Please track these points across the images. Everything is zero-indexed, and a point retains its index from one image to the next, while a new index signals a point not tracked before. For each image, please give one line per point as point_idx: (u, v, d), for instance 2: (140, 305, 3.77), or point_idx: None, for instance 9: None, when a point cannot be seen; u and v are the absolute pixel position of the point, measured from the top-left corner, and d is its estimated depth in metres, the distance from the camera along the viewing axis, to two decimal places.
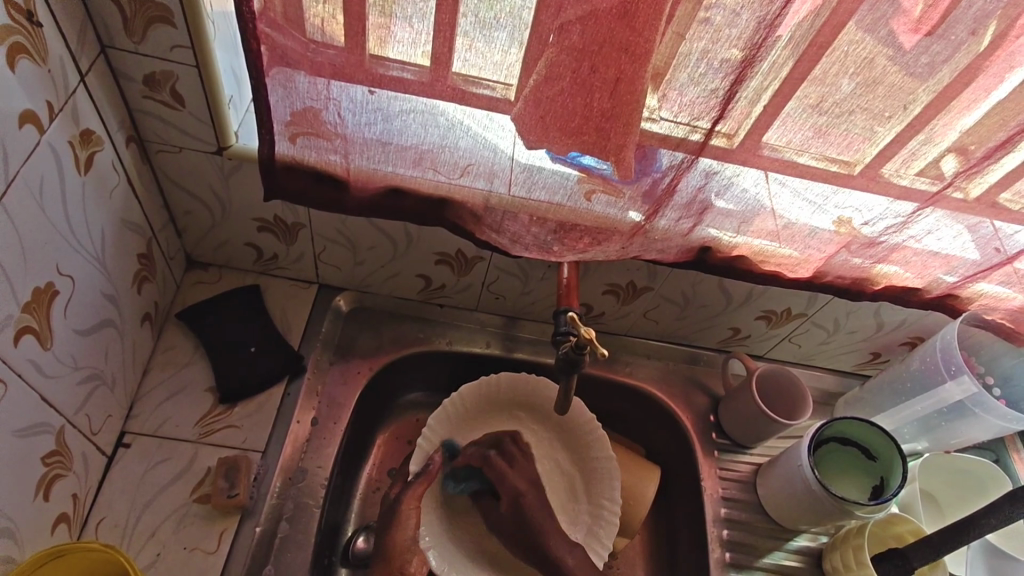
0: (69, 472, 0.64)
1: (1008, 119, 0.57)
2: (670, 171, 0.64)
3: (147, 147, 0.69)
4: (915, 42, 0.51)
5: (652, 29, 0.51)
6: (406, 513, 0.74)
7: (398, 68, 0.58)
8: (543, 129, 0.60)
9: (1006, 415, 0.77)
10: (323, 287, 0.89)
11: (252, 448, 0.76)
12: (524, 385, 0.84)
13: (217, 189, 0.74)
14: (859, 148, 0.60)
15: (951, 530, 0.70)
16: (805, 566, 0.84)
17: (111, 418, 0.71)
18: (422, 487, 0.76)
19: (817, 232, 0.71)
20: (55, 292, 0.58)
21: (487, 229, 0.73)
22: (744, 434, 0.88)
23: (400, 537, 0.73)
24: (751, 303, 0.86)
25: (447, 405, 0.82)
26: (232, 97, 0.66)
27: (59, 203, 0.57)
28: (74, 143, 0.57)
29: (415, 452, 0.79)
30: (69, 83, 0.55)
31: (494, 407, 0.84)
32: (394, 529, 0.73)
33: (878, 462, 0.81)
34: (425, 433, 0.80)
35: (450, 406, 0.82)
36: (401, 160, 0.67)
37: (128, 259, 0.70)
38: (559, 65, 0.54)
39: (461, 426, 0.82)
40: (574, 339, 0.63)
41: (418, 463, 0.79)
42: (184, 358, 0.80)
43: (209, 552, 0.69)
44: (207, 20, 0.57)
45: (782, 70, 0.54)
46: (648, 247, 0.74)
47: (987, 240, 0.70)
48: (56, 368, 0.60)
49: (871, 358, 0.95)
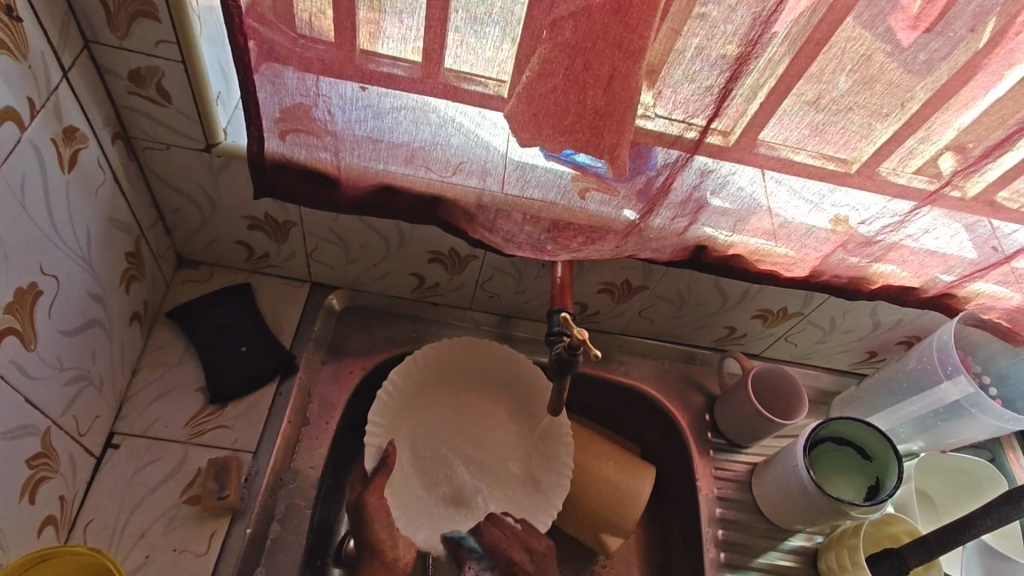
0: (56, 474, 0.63)
1: (1006, 117, 0.56)
2: (665, 170, 0.63)
3: (135, 144, 0.68)
4: (915, 39, 0.50)
5: (646, 25, 0.50)
6: (374, 507, 0.74)
7: (388, 64, 0.57)
8: (536, 126, 0.59)
9: (1002, 416, 0.77)
10: (316, 285, 0.88)
11: (243, 449, 0.75)
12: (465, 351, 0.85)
13: (206, 186, 0.73)
14: (856, 146, 0.59)
15: (947, 531, 0.70)
16: (801, 566, 0.83)
17: (100, 419, 0.70)
18: (383, 482, 0.75)
19: (814, 231, 0.70)
20: (38, 292, 0.57)
21: (479, 227, 0.72)
22: (739, 434, 0.87)
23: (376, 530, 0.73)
24: (747, 302, 0.85)
25: (387, 390, 0.81)
26: (221, 93, 0.65)
27: (42, 201, 0.56)
28: (57, 141, 0.56)
29: (366, 449, 0.78)
30: (51, 79, 0.54)
31: (430, 380, 0.84)
32: (370, 524, 0.73)
33: (873, 462, 0.81)
34: (370, 428, 0.79)
35: (388, 394, 0.81)
36: (392, 157, 0.66)
37: (115, 258, 0.69)
38: (552, 62, 0.53)
39: (401, 409, 0.82)
40: (568, 340, 0.62)
41: (374, 458, 0.78)
42: (174, 358, 0.79)
43: (198, 554, 0.68)
44: (192, 14, 0.55)
45: (777, 68, 0.53)
46: (643, 245, 0.73)
47: (985, 239, 0.69)
48: (40, 369, 0.59)
49: (867, 357, 0.94)
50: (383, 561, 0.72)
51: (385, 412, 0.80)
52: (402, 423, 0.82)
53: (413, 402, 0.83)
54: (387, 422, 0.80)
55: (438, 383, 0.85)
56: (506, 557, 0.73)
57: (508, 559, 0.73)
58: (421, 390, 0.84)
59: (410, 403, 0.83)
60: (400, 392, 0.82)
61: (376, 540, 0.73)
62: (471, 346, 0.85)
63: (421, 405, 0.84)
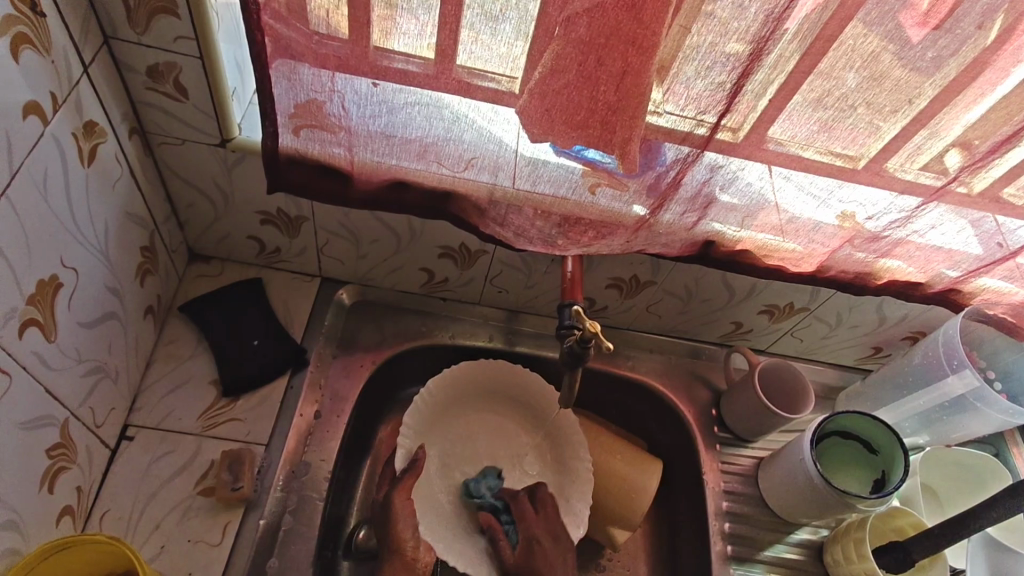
0: (73, 465, 0.64)
1: (1013, 114, 0.56)
2: (675, 165, 0.64)
3: (150, 140, 0.68)
4: (923, 36, 0.51)
5: (659, 22, 0.51)
6: (399, 507, 0.76)
7: (403, 60, 0.58)
8: (549, 121, 0.59)
9: (1007, 409, 0.78)
10: (326, 281, 0.89)
11: (256, 441, 0.76)
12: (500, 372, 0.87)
13: (220, 181, 0.73)
14: (864, 142, 0.60)
15: (952, 523, 0.71)
16: (806, 559, 0.84)
17: (115, 411, 0.71)
18: (411, 483, 0.77)
19: (821, 227, 0.71)
20: (59, 284, 0.58)
21: (490, 222, 0.73)
22: (745, 428, 0.88)
23: (400, 530, 0.75)
24: (753, 297, 0.86)
25: (420, 399, 0.83)
26: (236, 89, 0.65)
27: (63, 194, 0.56)
28: (77, 135, 0.57)
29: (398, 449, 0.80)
30: (72, 73, 0.55)
31: (461, 400, 0.87)
32: (394, 523, 0.75)
33: (879, 455, 0.81)
34: (403, 431, 0.81)
35: (423, 401, 0.83)
36: (405, 152, 0.67)
37: (131, 252, 0.70)
38: (565, 58, 0.54)
39: (433, 419, 0.84)
40: (579, 333, 0.63)
41: (403, 459, 0.80)
42: (186, 351, 0.80)
43: (212, 545, 0.69)
44: (210, 11, 0.56)
45: (788, 64, 0.54)
46: (652, 240, 0.74)
47: (990, 235, 0.70)
48: (60, 360, 0.60)
49: (871, 353, 0.95)
50: (403, 560, 0.74)
51: (416, 422, 0.82)
52: (434, 434, 0.84)
53: (444, 413, 0.86)
54: (418, 431, 0.82)
55: (467, 402, 0.87)
56: (527, 532, 0.77)
57: (530, 534, 0.77)
58: (450, 405, 0.86)
59: (440, 417, 0.85)
60: (434, 404, 0.84)
61: (399, 540, 0.74)
62: (504, 368, 0.87)
63: (449, 420, 0.86)
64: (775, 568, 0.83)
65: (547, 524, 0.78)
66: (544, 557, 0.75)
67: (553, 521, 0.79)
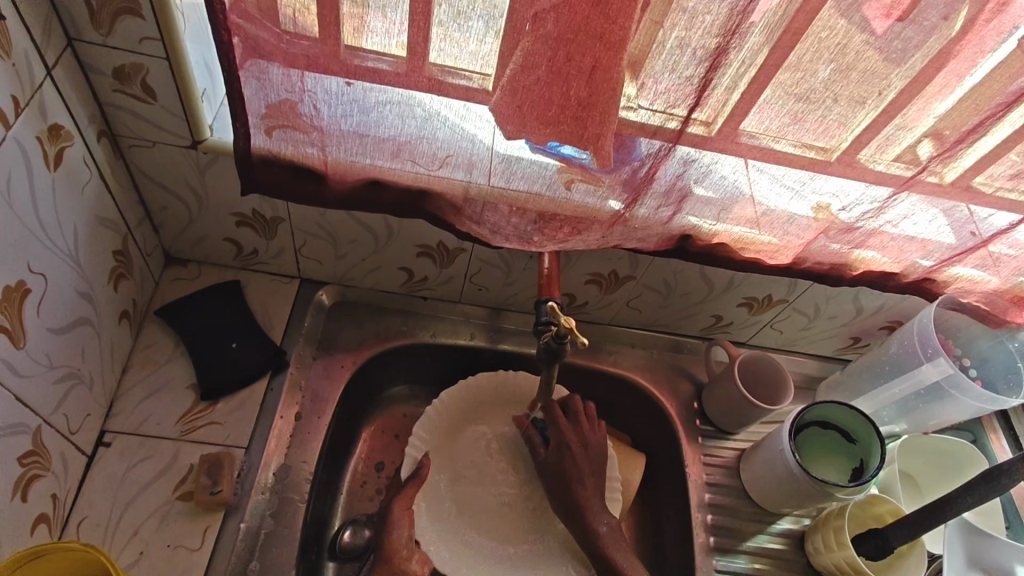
0: (48, 472, 0.63)
1: (981, 104, 0.57)
2: (649, 160, 0.64)
3: (120, 142, 0.68)
4: (888, 28, 0.51)
5: (627, 17, 0.51)
6: (398, 515, 0.77)
7: (373, 59, 0.57)
8: (521, 118, 0.59)
9: (981, 396, 0.79)
10: (305, 282, 0.88)
11: (235, 444, 0.75)
12: (510, 383, 0.87)
13: (193, 182, 0.73)
14: (835, 134, 0.60)
15: (928, 509, 0.71)
16: (788, 548, 0.85)
17: (91, 417, 0.71)
18: (413, 492, 0.78)
19: (796, 218, 0.71)
20: (26, 290, 0.57)
21: (466, 220, 0.73)
22: (726, 420, 0.89)
23: (397, 538, 0.76)
24: (732, 290, 0.86)
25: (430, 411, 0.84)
26: (206, 90, 0.65)
27: (28, 199, 0.56)
28: (42, 139, 0.56)
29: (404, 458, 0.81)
30: (34, 77, 0.54)
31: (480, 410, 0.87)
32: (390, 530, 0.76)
33: (857, 444, 0.82)
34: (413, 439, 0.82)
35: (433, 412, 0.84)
36: (379, 151, 0.66)
37: (103, 256, 0.69)
38: (535, 54, 0.54)
39: (445, 430, 0.84)
40: (556, 329, 0.63)
41: (408, 467, 0.80)
42: (164, 356, 0.79)
43: (193, 549, 0.69)
44: (175, 10, 0.56)
45: (757, 58, 0.54)
46: (628, 235, 0.74)
47: (963, 224, 0.70)
48: (30, 368, 0.59)
49: (851, 343, 0.96)
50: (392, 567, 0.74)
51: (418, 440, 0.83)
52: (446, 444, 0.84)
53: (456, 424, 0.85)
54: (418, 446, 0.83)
55: (479, 415, 0.86)
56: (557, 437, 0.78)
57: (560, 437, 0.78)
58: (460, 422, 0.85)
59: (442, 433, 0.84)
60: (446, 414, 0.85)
61: (393, 550, 0.75)
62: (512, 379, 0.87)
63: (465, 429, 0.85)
64: (757, 559, 0.83)
65: (578, 433, 0.78)
66: (573, 465, 0.76)
67: (589, 431, 0.79)
